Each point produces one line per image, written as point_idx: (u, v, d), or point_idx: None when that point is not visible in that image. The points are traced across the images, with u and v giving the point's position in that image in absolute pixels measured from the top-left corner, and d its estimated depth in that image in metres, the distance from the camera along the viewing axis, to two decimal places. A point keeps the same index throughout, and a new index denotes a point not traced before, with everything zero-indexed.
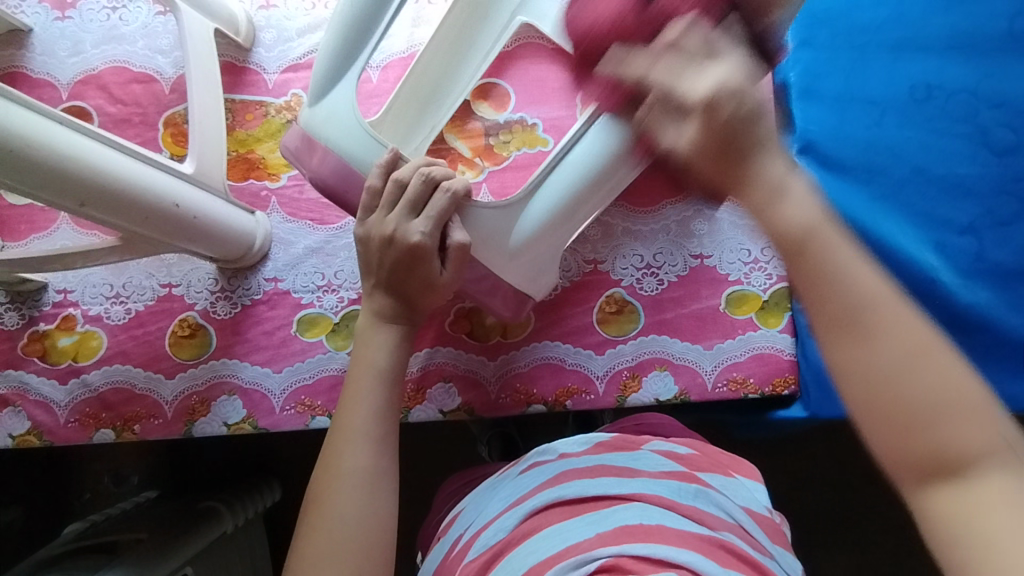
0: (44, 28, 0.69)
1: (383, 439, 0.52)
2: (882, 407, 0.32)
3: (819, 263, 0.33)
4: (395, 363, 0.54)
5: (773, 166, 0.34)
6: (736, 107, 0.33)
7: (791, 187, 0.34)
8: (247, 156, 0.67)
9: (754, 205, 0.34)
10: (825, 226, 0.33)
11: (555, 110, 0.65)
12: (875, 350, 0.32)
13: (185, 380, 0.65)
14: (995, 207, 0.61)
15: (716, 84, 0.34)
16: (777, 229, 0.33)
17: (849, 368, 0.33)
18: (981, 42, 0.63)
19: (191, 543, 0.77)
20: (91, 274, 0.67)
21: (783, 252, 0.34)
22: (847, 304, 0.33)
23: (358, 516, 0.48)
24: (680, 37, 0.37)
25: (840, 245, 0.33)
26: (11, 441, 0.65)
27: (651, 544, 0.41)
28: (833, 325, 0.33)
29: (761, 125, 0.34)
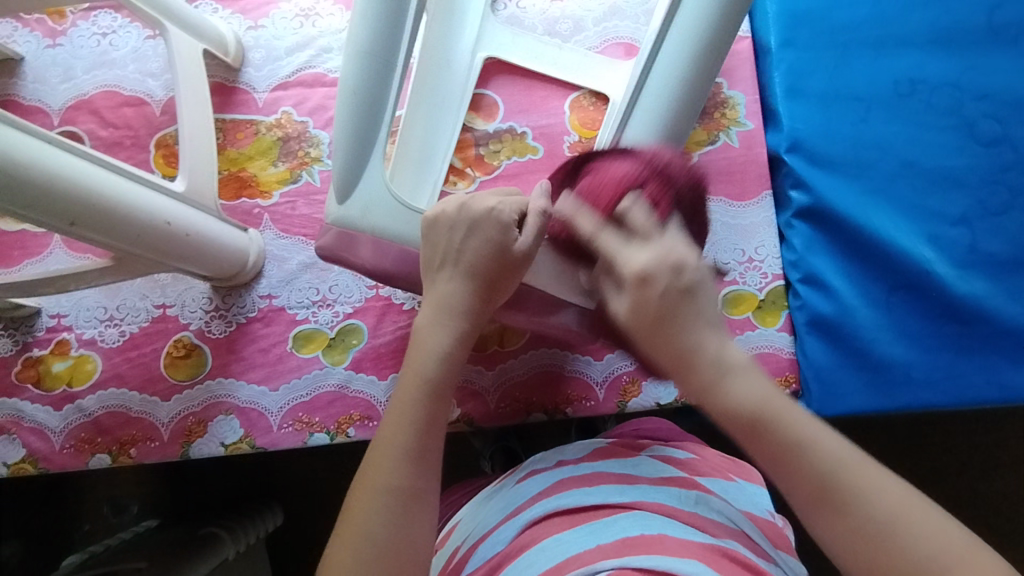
0: (35, 56, 0.70)
1: (426, 454, 0.43)
2: (880, 573, 0.36)
3: (776, 435, 0.39)
4: (444, 372, 0.45)
5: (707, 342, 0.41)
6: (659, 281, 0.41)
7: (735, 365, 0.41)
8: (239, 175, 0.67)
9: (704, 383, 0.41)
10: (771, 401, 0.40)
11: (543, 118, 0.65)
12: (853, 529, 0.37)
13: (181, 402, 0.64)
14: (986, 198, 0.61)
15: (641, 261, 0.41)
16: (729, 405, 0.40)
17: (837, 545, 0.37)
18: (961, 37, 0.64)
19: (191, 568, 0.75)
20: (85, 297, 0.67)
21: (744, 437, 0.40)
22: (814, 477, 0.38)
23: (388, 543, 0.40)
24: (628, 209, 0.43)
25: (790, 415, 0.39)
26: (6, 469, 0.64)
27: (655, 556, 0.39)
28: (808, 501, 0.38)
29: (688, 302, 0.41)
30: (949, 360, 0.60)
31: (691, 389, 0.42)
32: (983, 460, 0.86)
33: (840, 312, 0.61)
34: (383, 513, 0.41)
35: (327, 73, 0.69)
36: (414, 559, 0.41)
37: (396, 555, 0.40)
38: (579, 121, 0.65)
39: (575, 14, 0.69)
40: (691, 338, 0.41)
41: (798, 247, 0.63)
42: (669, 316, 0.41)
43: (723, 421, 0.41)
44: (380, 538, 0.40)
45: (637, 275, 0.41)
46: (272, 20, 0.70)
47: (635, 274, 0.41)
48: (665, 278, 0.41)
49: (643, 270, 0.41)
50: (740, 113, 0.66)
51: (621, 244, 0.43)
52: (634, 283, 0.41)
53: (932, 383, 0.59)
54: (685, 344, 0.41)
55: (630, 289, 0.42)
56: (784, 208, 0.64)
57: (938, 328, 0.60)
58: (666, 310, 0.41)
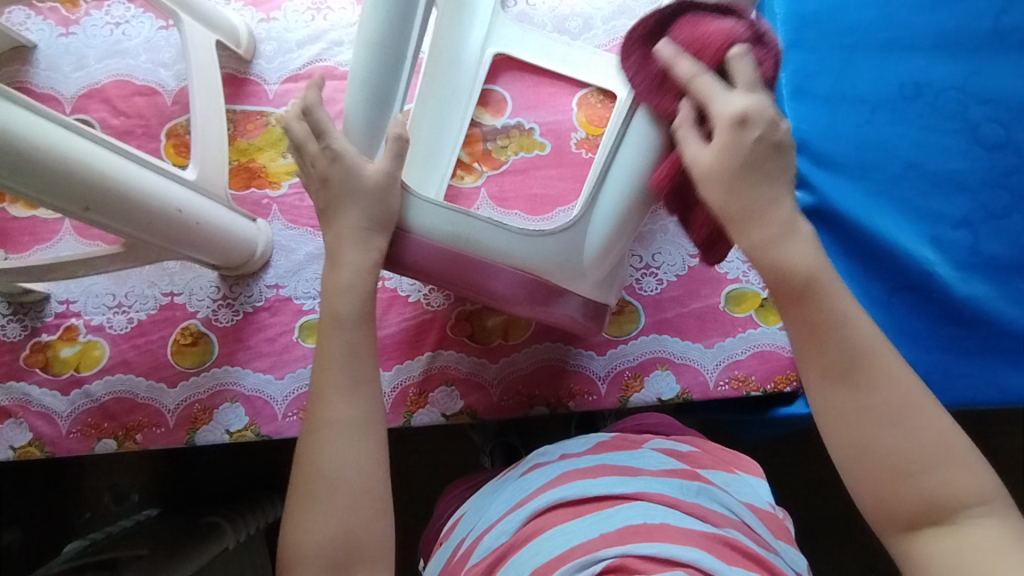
0: (48, 44, 0.70)
1: (361, 381, 0.50)
2: (875, 465, 0.42)
3: (820, 307, 0.42)
4: (360, 308, 0.51)
5: (781, 204, 0.43)
6: (749, 129, 0.42)
7: (798, 230, 0.43)
8: (249, 165, 0.68)
9: (761, 236, 0.42)
10: (822, 271, 0.43)
11: (551, 115, 0.64)
12: (867, 406, 0.42)
13: (187, 389, 0.65)
14: (988, 202, 0.62)
15: (740, 109, 0.42)
16: (783, 263, 0.42)
17: (847, 429, 0.42)
18: (967, 41, 0.64)
19: (193, 556, 0.76)
20: (94, 284, 0.67)
21: (788, 300, 0.43)
22: (846, 359, 0.42)
23: (348, 467, 0.48)
24: (736, 61, 0.42)
25: (838, 294, 0.43)
26: (13, 453, 0.65)
27: (656, 543, 0.42)
28: (835, 378, 0.42)
29: (775, 158, 0.42)
30: (949, 361, 0.60)
31: (749, 241, 0.43)
32: None
33: None
34: (337, 445, 0.48)
35: (337, 66, 0.70)
36: (369, 477, 0.48)
37: (358, 476, 0.48)
38: (585, 118, 0.64)
39: (584, 12, 0.70)
40: (770, 193, 0.42)
41: None
42: (754, 164, 0.42)
43: (769, 280, 0.43)
44: (337, 467, 0.47)
45: (726, 130, 0.42)
46: (284, 13, 0.71)
47: (731, 116, 0.41)
48: (761, 124, 0.42)
49: (740, 112, 0.42)
50: None
51: (723, 92, 0.42)
52: (729, 124, 0.42)
53: (932, 383, 0.60)
54: (760, 200, 0.42)
55: (723, 131, 0.42)
56: None
57: (939, 329, 0.61)
58: (751, 164, 0.42)
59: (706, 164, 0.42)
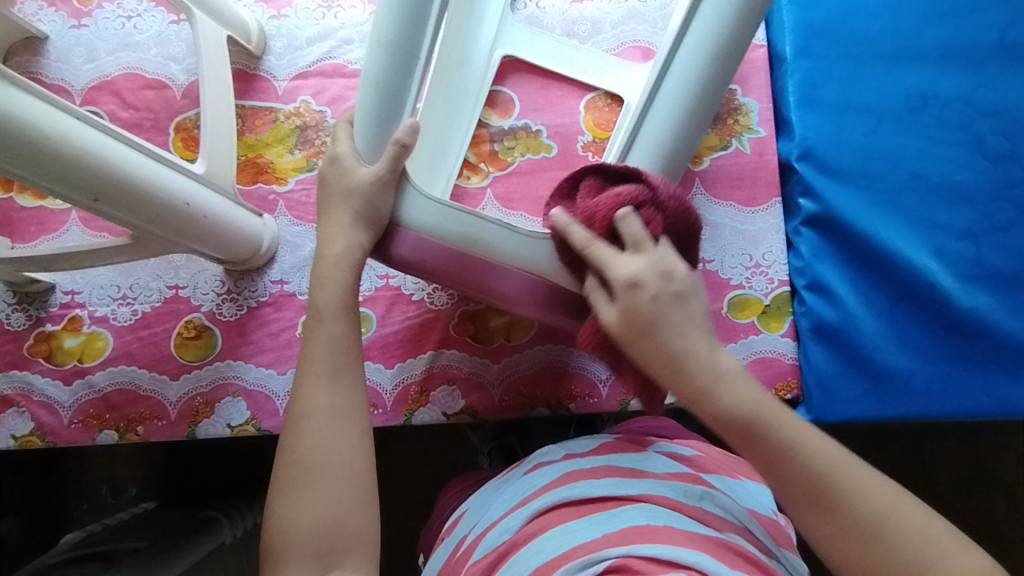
0: (59, 36, 0.71)
1: (343, 370, 0.50)
2: (876, 574, 0.40)
3: (772, 445, 0.42)
4: (342, 300, 0.51)
5: (699, 349, 0.44)
6: (640, 301, 0.43)
7: (724, 374, 0.44)
8: (256, 161, 0.68)
9: (695, 391, 0.43)
10: (764, 407, 0.43)
11: (558, 117, 0.66)
12: (844, 528, 0.41)
13: (189, 382, 0.65)
14: (992, 214, 0.62)
15: (629, 273, 0.44)
16: (721, 410, 0.43)
17: (833, 547, 0.41)
18: (973, 53, 0.64)
19: (190, 550, 0.76)
20: (100, 275, 0.68)
21: (738, 440, 0.43)
22: (810, 481, 0.42)
23: (327, 453, 0.47)
24: (621, 221, 0.44)
25: (787, 426, 0.43)
26: (14, 442, 0.65)
27: (658, 544, 0.42)
28: (802, 501, 0.42)
29: (678, 306, 0.44)
30: (949, 371, 0.60)
31: (681, 395, 0.44)
32: (981, 474, 0.86)
33: (845, 320, 0.62)
34: (316, 432, 0.47)
35: (347, 65, 0.70)
36: (353, 464, 0.47)
37: (342, 463, 0.47)
38: (593, 122, 0.66)
39: (594, 15, 0.70)
40: (680, 341, 0.43)
41: (805, 254, 0.64)
42: (655, 323, 0.43)
43: (716, 425, 0.44)
44: (320, 454, 0.47)
45: (622, 296, 0.44)
46: (295, 10, 0.71)
47: (624, 279, 0.44)
48: (654, 286, 0.44)
49: (631, 277, 0.44)
50: (753, 120, 0.67)
51: (613, 254, 0.45)
52: (623, 287, 0.44)
53: (932, 394, 0.60)
54: (672, 350, 0.44)
55: (620, 294, 0.44)
56: (793, 215, 0.65)
57: (941, 339, 0.61)
58: (640, 325, 0.44)
59: (612, 326, 0.44)
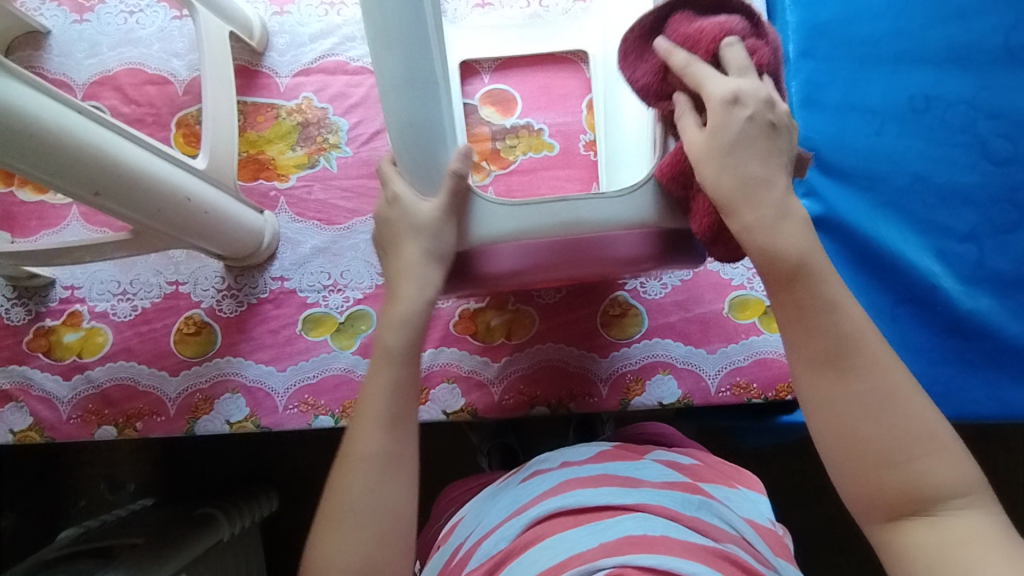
0: (62, 30, 0.71)
1: (400, 421, 0.48)
2: (859, 442, 0.41)
3: (812, 291, 0.42)
4: (411, 345, 0.49)
5: (763, 169, 0.42)
6: (728, 115, 0.41)
7: (790, 213, 0.43)
8: (258, 157, 0.68)
9: (750, 221, 0.42)
10: (814, 255, 0.43)
11: (561, 115, 0.66)
12: (851, 394, 0.42)
13: (189, 378, 0.65)
14: (995, 216, 0.62)
15: (729, 92, 0.41)
16: (777, 246, 0.42)
17: (827, 412, 0.42)
18: (977, 56, 0.64)
19: (188, 546, 0.76)
20: (100, 270, 0.67)
21: (777, 284, 0.43)
22: (834, 344, 0.42)
23: (373, 506, 0.46)
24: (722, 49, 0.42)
25: (830, 283, 0.43)
26: (12, 437, 0.65)
27: (655, 554, 0.41)
28: (819, 362, 0.42)
29: (761, 138, 0.42)
30: (952, 374, 0.60)
31: (740, 222, 0.42)
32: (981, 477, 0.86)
33: None
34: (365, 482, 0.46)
35: (349, 61, 0.70)
36: (394, 518, 0.46)
37: (386, 515, 0.46)
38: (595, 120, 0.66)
39: None
40: (755, 166, 0.42)
41: None
42: (738, 143, 0.42)
43: (761, 264, 0.43)
44: (365, 501, 0.46)
45: (718, 108, 0.41)
46: (298, 7, 0.71)
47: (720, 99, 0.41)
48: (752, 103, 0.41)
49: (732, 94, 0.41)
50: None
51: (709, 74, 0.42)
52: (721, 104, 0.41)
53: (935, 396, 0.60)
54: (749, 185, 0.42)
55: (715, 112, 0.41)
56: None
57: (942, 341, 0.61)
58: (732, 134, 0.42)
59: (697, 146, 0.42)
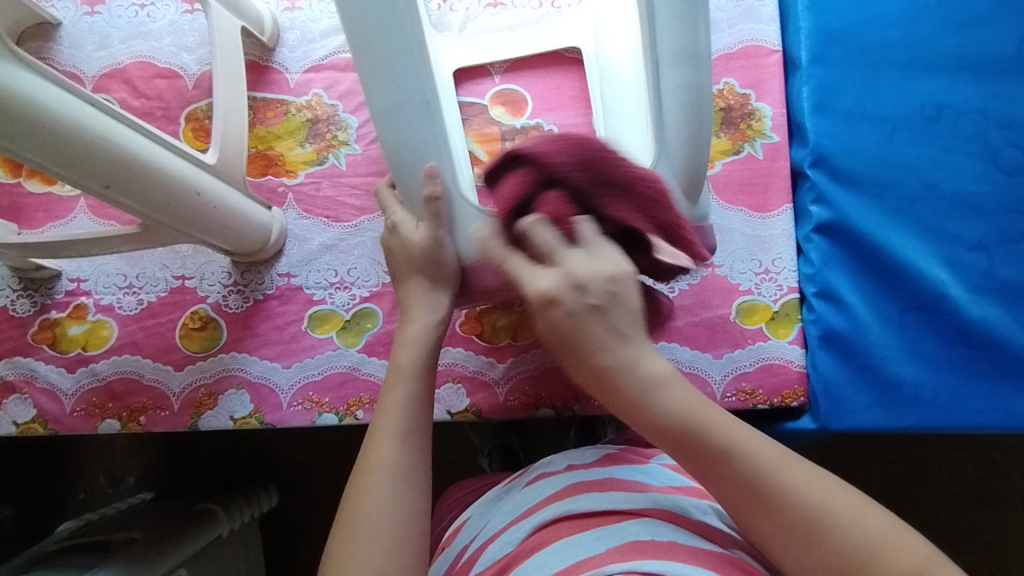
0: (72, 22, 0.70)
1: (414, 432, 0.47)
2: (813, 566, 0.37)
3: (710, 442, 0.39)
4: (426, 362, 0.50)
5: (632, 358, 0.39)
6: (569, 301, 0.39)
7: (661, 377, 0.40)
8: (267, 153, 0.68)
9: (632, 400, 0.40)
10: (698, 409, 0.39)
11: (573, 117, 0.65)
12: (786, 526, 0.37)
13: (194, 373, 0.65)
14: (1005, 226, 0.62)
15: (549, 282, 0.39)
16: (655, 421, 0.39)
17: (774, 545, 0.38)
18: (990, 65, 0.64)
19: (188, 541, 0.75)
20: (106, 263, 0.67)
21: (673, 445, 0.40)
22: (749, 482, 0.38)
23: (388, 517, 0.43)
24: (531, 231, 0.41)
25: (721, 422, 0.39)
26: (16, 428, 0.65)
27: (663, 561, 0.40)
28: (742, 505, 0.39)
29: (601, 318, 0.39)
30: (958, 383, 0.60)
31: (616, 407, 0.41)
32: (983, 486, 0.86)
33: (853, 328, 0.62)
34: (381, 492, 0.44)
35: None
36: (412, 527, 0.43)
37: (401, 525, 0.43)
38: None
39: None
40: (615, 353, 0.39)
41: (816, 261, 0.63)
42: (577, 336, 0.39)
43: (653, 433, 0.40)
44: (383, 508, 0.43)
45: (539, 305, 0.39)
46: (309, 3, 0.71)
47: (544, 294, 0.39)
48: (571, 301, 0.39)
49: (548, 291, 0.39)
50: (766, 125, 0.67)
51: (528, 268, 0.41)
52: (539, 306, 0.39)
53: (940, 405, 0.60)
54: (612, 360, 0.39)
55: (536, 308, 0.40)
56: (803, 222, 0.65)
57: (950, 350, 0.61)
58: (574, 329, 0.39)
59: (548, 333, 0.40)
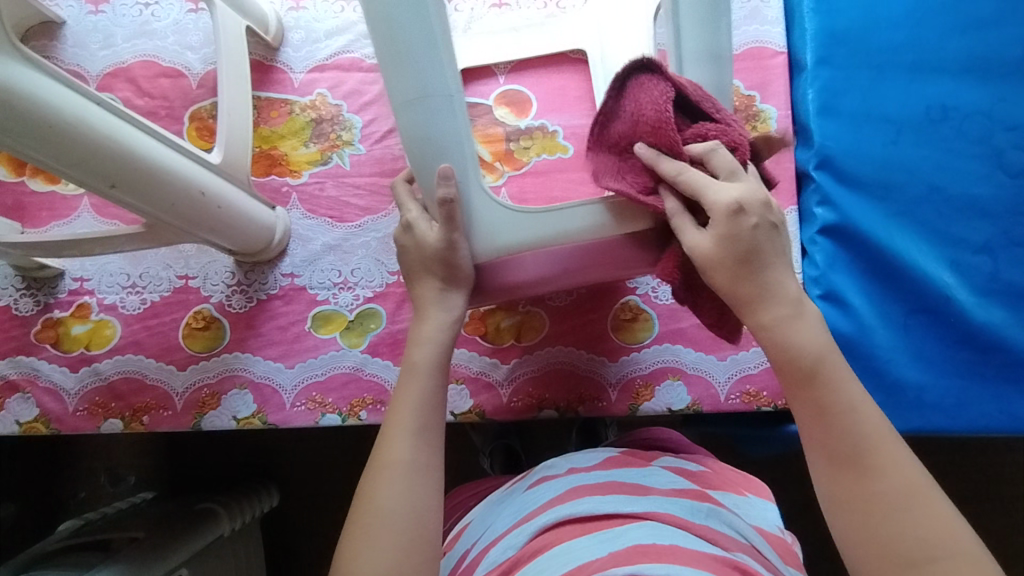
0: (76, 21, 0.70)
1: (428, 428, 0.47)
2: (875, 538, 0.40)
3: (830, 394, 0.42)
4: (443, 356, 0.49)
5: (789, 283, 0.44)
6: (740, 226, 0.42)
7: (806, 316, 0.43)
8: (270, 152, 0.68)
9: (762, 321, 0.43)
10: (831, 354, 0.43)
11: (576, 118, 0.65)
12: (871, 491, 0.40)
13: (197, 372, 0.65)
14: (1010, 229, 0.61)
15: (731, 199, 0.42)
16: (788, 347, 0.43)
17: (848, 508, 0.41)
18: (995, 68, 0.64)
19: (190, 541, 0.75)
20: (110, 263, 0.67)
21: (790, 379, 0.43)
22: (851, 442, 0.41)
23: (400, 511, 0.43)
24: (708, 154, 0.43)
25: (849, 388, 0.42)
26: (18, 428, 0.64)
27: (665, 565, 0.40)
28: (838, 460, 0.42)
29: (774, 239, 0.43)
30: (963, 386, 0.60)
31: (749, 323, 0.44)
32: (985, 488, 0.86)
33: (859, 330, 0.61)
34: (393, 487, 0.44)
35: (364, 59, 0.70)
36: (427, 526, 0.44)
37: (415, 520, 0.43)
38: None
39: None
40: (773, 274, 0.43)
41: (820, 263, 0.63)
42: (754, 257, 0.42)
43: (777, 364, 0.44)
44: (398, 507, 0.43)
45: (725, 219, 0.42)
46: (314, 3, 0.71)
47: (726, 206, 0.42)
48: (757, 214, 0.42)
49: (737, 202, 0.42)
50: (771, 126, 0.66)
51: (709, 180, 0.43)
52: (729, 213, 0.42)
53: (945, 408, 0.60)
54: (765, 296, 0.43)
55: (721, 219, 0.42)
56: (807, 225, 0.65)
57: (955, 353, 0.60)
58: (748, 254, 0.42)
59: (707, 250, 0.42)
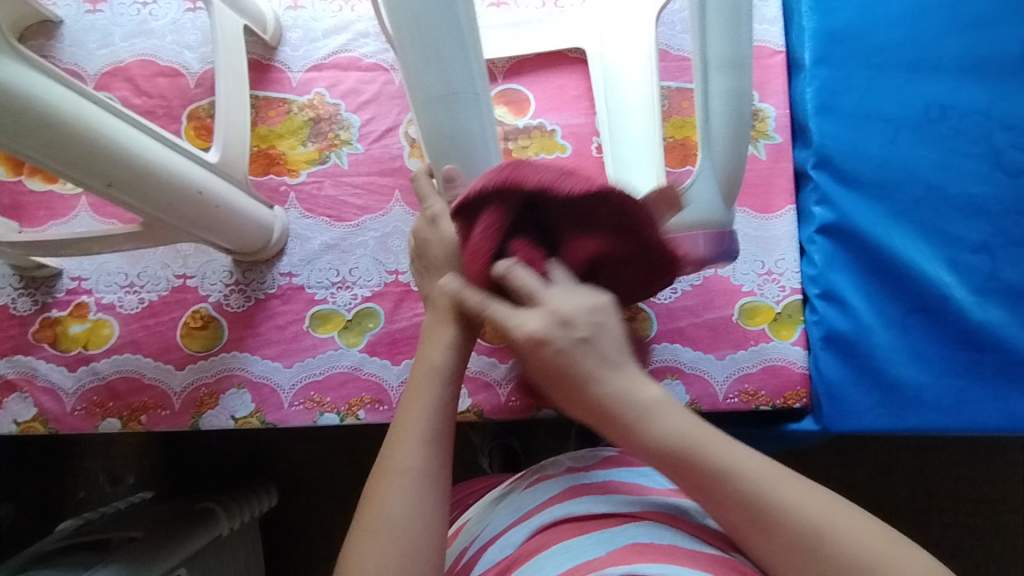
0: (74, 20, 0.70)
1: (437, 437, 0.44)
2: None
3: (708, 466, 0.38)
4: (456, 360, 0.47)
5: (615, 382, 0.39)
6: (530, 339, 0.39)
7: (652, 405, 0.39)
8: (269, 152, 0.68)
9: (626, 425, 0.39)
10: (692, 433, 0.38)
11: (574, 117, 0.65)
12: (788, 543, 0.36)
13: (195, 372, 0.65)
14: (1008, 228, 0.61)
15: (547, 320, 0.39)
16: (653, 443, 0.38)
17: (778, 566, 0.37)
18: (994, 67, 0.64)
19: (188, 541, 0.75)
20: (108, 262, 0.67)
21: (678, 475, 0.38)
22: (747, 504, 0.37)
23: (405, 519, 0.41)
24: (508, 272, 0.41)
25: (716, 447, 0.38)
26: (16, 427, 0.64)
27: (663, 565, 0.40)
28: (746, 529, 0.37)
29: (587, 351, 0.39)
30: (961, 386, 0.60)
31: (613, 433, 0.40)
32: (982, 486, 0.87)
33: (857, 330, 0.61)
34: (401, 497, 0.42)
35: (362, 58, 0.70)
36: (433, 536, 0.42)
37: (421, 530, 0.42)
38: None
39: None
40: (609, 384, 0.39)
41: (819, 263, 0.63)
42: (570, 375, 0.39)
43: (653, 462, 0.39)
44: (405, 516, 0.41)
45: (540, 325, 0.39)
46: (312, 2, 0.71)
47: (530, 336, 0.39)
48: (561, 337, 0.39)
49: (539, 332, 0.39)
50: (770, 126, 0.67)
51: (511, 309, 0.41)
52: (549, 332, 0.39)
53: (942, 407, 0.60)
54: (612, 397, 0.39)
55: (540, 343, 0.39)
56: (805, 224, 0.65)
57: (952, 353, 0.60)
58: (559, 376, 0.39)
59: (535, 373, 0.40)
